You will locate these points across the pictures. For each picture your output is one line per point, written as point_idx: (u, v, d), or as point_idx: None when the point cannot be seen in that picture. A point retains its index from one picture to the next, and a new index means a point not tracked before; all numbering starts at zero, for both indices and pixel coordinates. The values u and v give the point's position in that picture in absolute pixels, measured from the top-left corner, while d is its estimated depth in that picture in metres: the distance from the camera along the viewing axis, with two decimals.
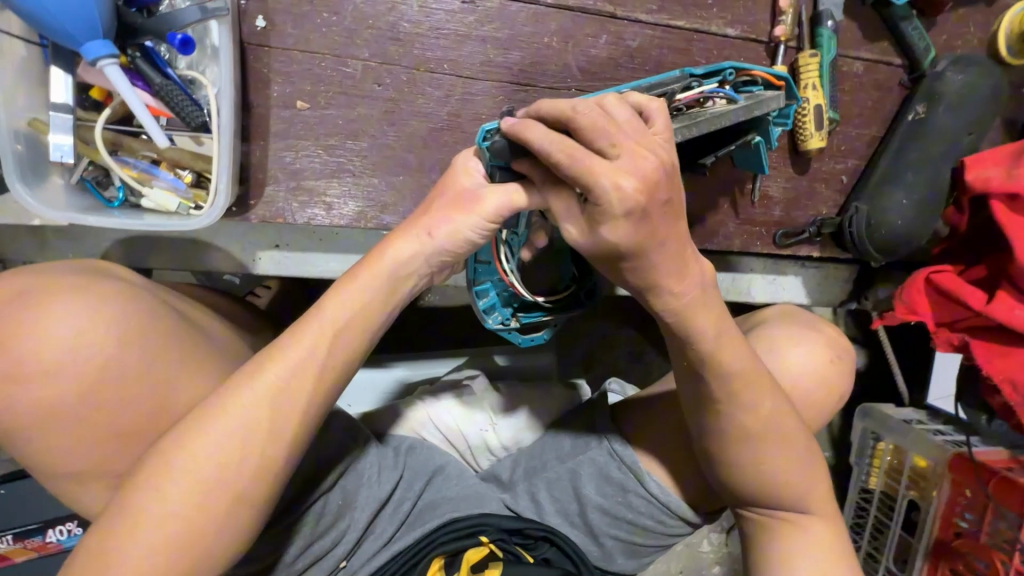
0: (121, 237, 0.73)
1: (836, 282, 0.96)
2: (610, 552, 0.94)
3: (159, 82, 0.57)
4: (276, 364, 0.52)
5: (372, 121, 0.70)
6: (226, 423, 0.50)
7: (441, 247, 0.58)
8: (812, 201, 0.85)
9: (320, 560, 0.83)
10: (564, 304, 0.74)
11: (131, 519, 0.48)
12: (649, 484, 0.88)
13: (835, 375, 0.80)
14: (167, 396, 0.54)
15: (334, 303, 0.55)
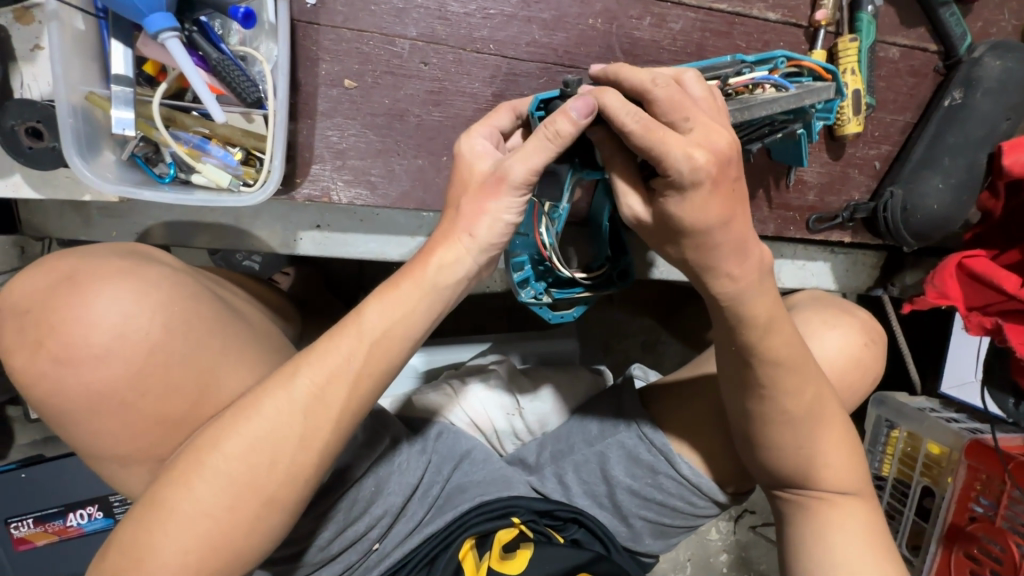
0: (164, 215, 0.73)
1: (864, 268, 0.96)
2: (639, 532, 0.95)
3: (215, 57, 0.57)
4: (317, 368, 0.54)
5: (418, 101, 0.70)
6: (264, 425, 0.53)
7: (484, 244, 0.57)
8: (844, 186, 0.86)
9: (354, 544, 0.85)
10: (599, 283, 0.74)
11: (171, 506, 0.51)
12: (681, 467, 0.88)
13: (867, 358, 0.81)
14: (208, 388, 0.57)
15: (375, 307, 0.56)
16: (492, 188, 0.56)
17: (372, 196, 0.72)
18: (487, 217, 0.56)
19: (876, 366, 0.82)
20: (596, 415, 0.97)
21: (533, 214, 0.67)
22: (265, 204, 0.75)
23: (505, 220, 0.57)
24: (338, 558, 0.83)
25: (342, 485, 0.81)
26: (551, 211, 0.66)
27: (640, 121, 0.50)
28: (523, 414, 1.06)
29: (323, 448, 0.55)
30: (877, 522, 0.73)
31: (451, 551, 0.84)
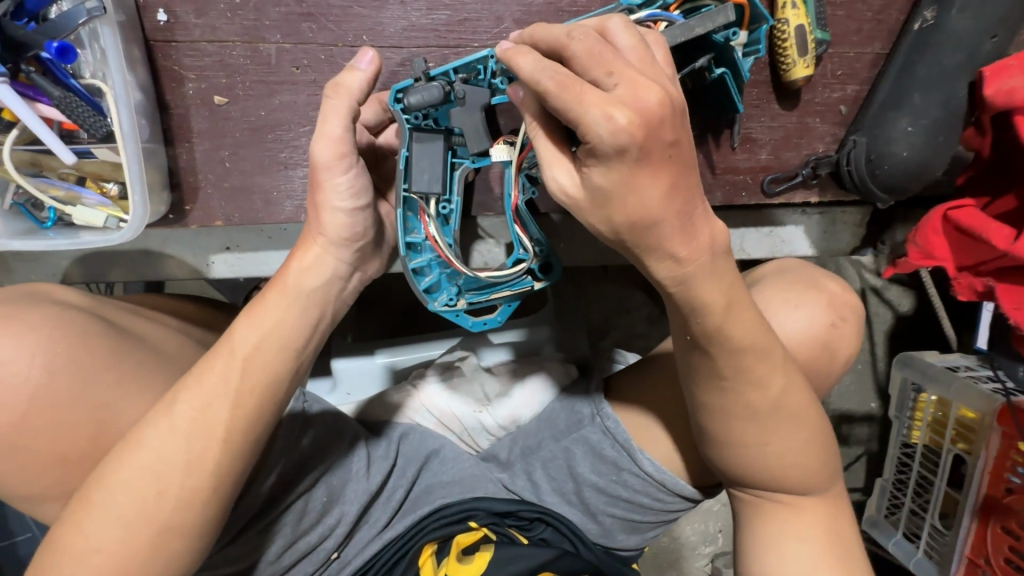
0: (76, 254, 0.73)
1: (847, 227, 0.85)
2: (610, 529, 0.88)
3: (56, 94, 0.55)
4: (195, 390, 0.52)
5: (297, 108, 0.66)
6: (147, 455, 0.50)
7: (336, 237, 0.58)
8: (804, 139, 0.74)
9: (309, 555, 0.80)
10: (518, 281, 0.67)
11: (57, 556, 0.49)
12: (644, 463, 0.80)
13: (839, 335, 0.71)
14: (107, 424, 0.53)
15: (248, 323, 0.55)
16: (319, 179, 0.56)
17: (267, 214, 0.68)
18: (329, 213, 0.57)
19: (852, 343, 0.72)
20: (564, 406, 0.89)
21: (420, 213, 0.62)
22: (170, 232, 0.73)
23: (343, 207, 0.57)
24: (294, 570, 0.79)
25: (289, 495, 0.77)
26: (441, 207, 0.63)
27: (557, 78, 0.40)
28: (492, 410, 0.97)
29: (217, 469, 0.51)
30: (839, 517, 0.66)
31: (410, 558, 0.80)
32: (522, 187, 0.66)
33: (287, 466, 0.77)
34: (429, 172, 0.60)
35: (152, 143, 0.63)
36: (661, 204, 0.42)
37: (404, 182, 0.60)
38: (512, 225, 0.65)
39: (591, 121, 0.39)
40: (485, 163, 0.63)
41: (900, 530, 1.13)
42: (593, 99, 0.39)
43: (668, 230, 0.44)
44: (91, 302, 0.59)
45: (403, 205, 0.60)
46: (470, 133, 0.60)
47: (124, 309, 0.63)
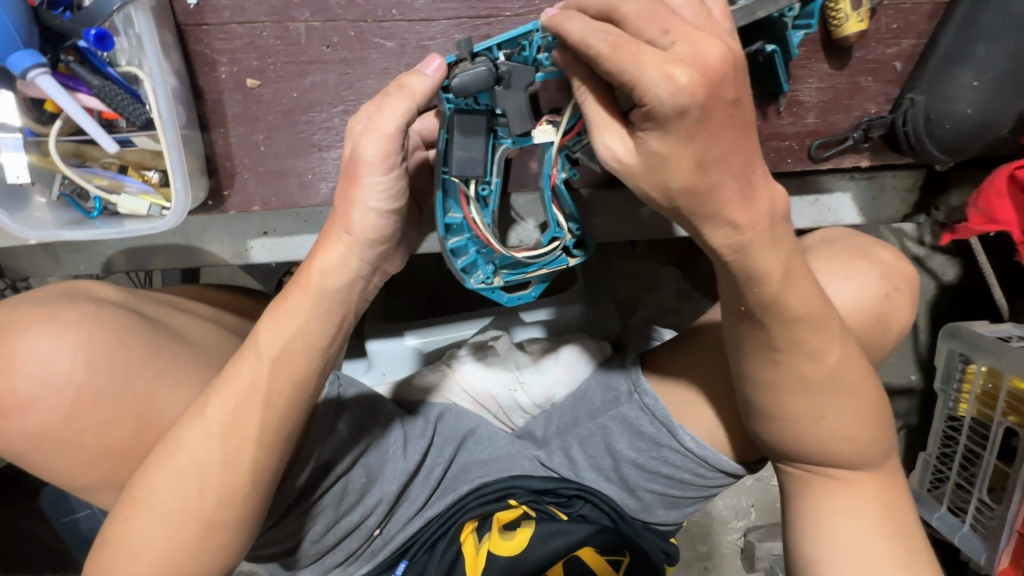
0: (119, 243, 0.75)
1: (897, 192, 0.80)
2: (650, 504, 0.88)
3: (96, 83, 0.55)
4: (227, 394, 0.54)
5: (329, 89, 0.65)
6: (186, 457, 0.53)
7: (362, 238, 0.56)
8: (855, 100, 0.70)
9: (354, 531, 0.84)
10: (552, 259, 0.66)
11: (112, 548, 0.53)
12: (684, 438, 0.79)
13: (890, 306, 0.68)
14: (151, 420, 0.56)
15: (273, 326, 0.55)
16: (356, 177, 0.54)
17: (303, 197, 0.68)
18: (356, 207, 0.55)
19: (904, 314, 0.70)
20: (599, 383, 0.88)
21: (460, 194, 0.61)
22: (209, 219, 0.74)
23: (376, 211, 0.55)
24: (338, 547, 0.83)
25: (324, 481, 0.77)
26: (480, 188, 0.61)
27: (609, 40, 0.39)
28: (527, 385, 0.96)
29: (252, 467, 0.54)
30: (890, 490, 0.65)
31: (452, 535, 0.83)
32: (560, 166, 0.64)
33: (330, 449, 0.77)
34: (471, 153, 0.58)
35: (189, 129, 0.63)
36: (715, 170, 0.41)
37: (444, 164, 0.59)
38: (550, 205, 0.64)
39: (649, 82, 0.37)
40: (526, 144, 0.61)
41: (944, 504, 1.10)
42: (650, 59, 0.37)
43: (723, 194, 0.42)
44: (129, 298, 0.62)
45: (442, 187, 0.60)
46: (512, 113, 0.59)
47: (162, 304, 0.65)
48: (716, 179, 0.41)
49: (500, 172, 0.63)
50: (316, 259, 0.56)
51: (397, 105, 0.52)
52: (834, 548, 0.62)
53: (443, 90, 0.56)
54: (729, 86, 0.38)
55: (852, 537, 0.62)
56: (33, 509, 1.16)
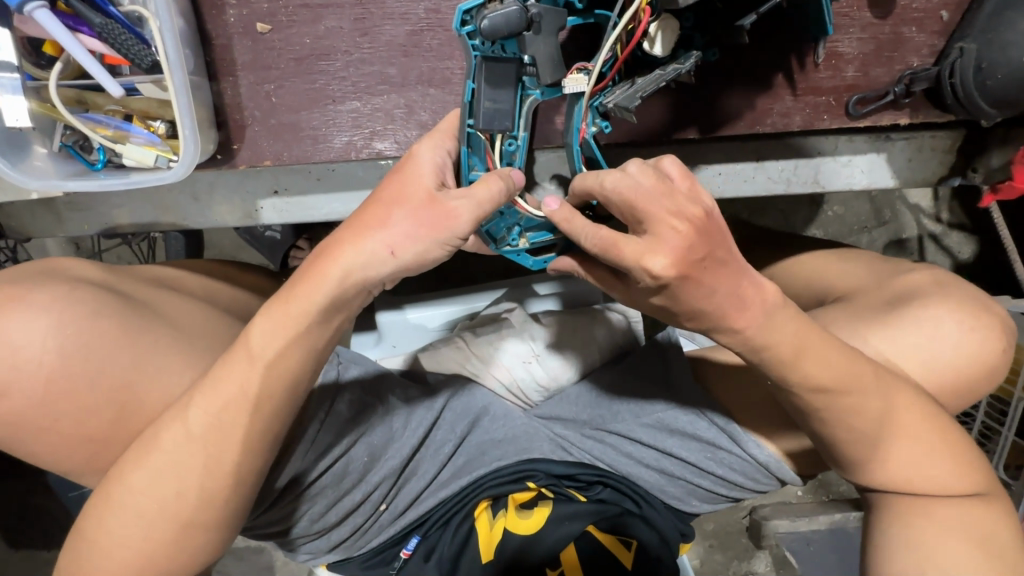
0: (122, 202, 0.72)
1: (934, 154, 0.76)
2: (686, 495, 0.87)
3: (98, 21, 0.52)
4: (221, 392, 0.51)
5: (343, 35, 0.62)
6: (168, 454, 0.52)
7: (402, 266, 0.49)
8: (897, 52, 0.67)
9: (358, 508, 0.81)
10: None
11: (91, 539, 0.52)
12: (748, 445, 0.79)
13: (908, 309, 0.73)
14: (128, 405, 0.55)
15: (264, 325, 0.51)
16: (439, 220, 0.49)
17: (316, 152, 0.65)
18: (419, 242, 0.49)
19: (954, 324, 0.71)
20: (646, 386, 0.86)
21: (487, 150, 0.58)
22: (218, 177, 0.70)
23: (435, 256, 0.50)
24: (342, 524, 0.81)
25: (318, 462, 0.74)
26: (507, 143, 0.58)
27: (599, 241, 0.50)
28: (542, 358, 0.94)
29: (234, 470, 0.53)
30: (915, 456, 0.64)
31: (466, 512, 0.83)
32: (590, 119, 0.60)
33: (330, 432, 0.74)
34: (498, 104, 0.55)
35: (197, 76, 0.60)
36: (708, 299, 0.50)
37: (470, 117, 0.55)
38: (577, 160, 0.62)
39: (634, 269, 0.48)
40: (555, 95, 0.59)
41: None
42: (631, 249, 0.48)
43: (724, 308, 0.51)
44: (110, 278, 0.61)
45: (467, 143, 0.57)
46: (542, 61, 0.55)
47: (145, 281, 0.64)
48: (716, 292, 0.49)
49: (527, 126, 0.59)
50: (341, 261, 0.49)
51: (502, 182, 0.49)
52: (905, 543, 0.64)
53: (469, 36, 0.53)
54: (696, 249, 0.47)
55: (922, 532, 0.63)
56: (42, 483, 1.15)
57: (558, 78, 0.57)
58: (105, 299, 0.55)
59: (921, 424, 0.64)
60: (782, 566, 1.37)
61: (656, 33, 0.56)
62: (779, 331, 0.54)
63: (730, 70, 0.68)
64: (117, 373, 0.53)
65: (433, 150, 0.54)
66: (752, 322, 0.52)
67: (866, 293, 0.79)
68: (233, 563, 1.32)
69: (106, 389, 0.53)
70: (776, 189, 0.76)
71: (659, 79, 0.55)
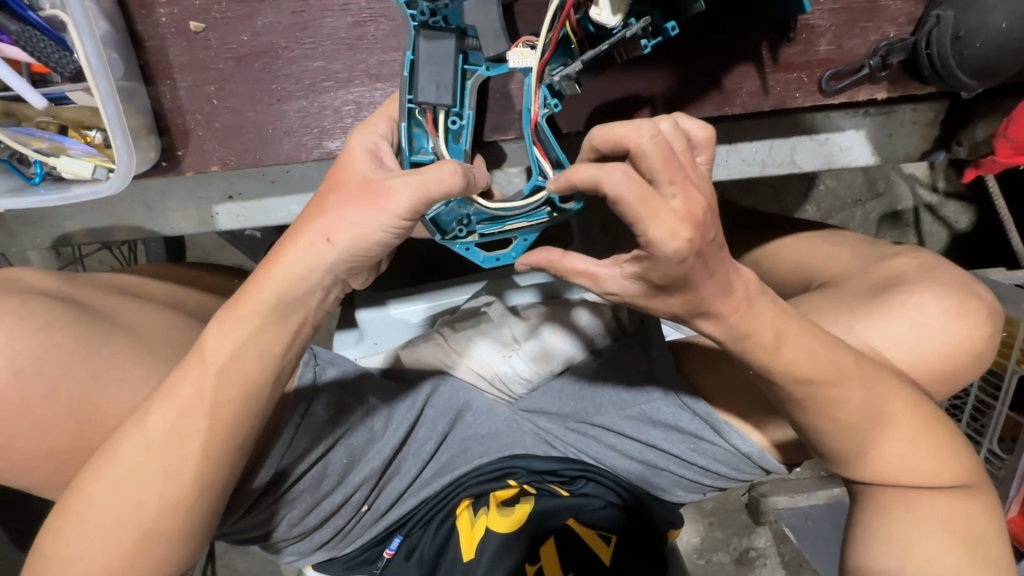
0: (73, 213, 0.70)
1: (916, 128, 0.73)
2: (671, 485, 0.86)
3: (13, 28, 0.50)
4: (178, 404, 0.51)
5: (283, 31, 0.59)
6: (121, 469, 0.51)
7: (344, 252, 0.48)
8: (870, 22, 0.64)
9: (340, 509, 0.81)
10: (535, 212, 0.61)
11: (53, 559, 0.52)
12: (731, 437, 0.77)
13: (896, 295, 0.70)
14: (80, 424, 0.54)
15: (217, 340, 0.50)
16: (375, 201, 0.47)
17: (266, 155, 0.62)
18: (353, 225, 0.47)
19: (938, 310, 0.69)
20: (623, 376, 0.83)
21: (427, 121, 0.55)
22: (169, 183, 0.68)
23: (373, 238, 0.47)
24: (322, 526, 0.80)
25: (298, 465, 0.74)
26: (450, 120, 0.55)
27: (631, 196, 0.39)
28: (523, 352, 0.89)
29: (192, 486, 0.52)
30: (897, 446, 0.62)
31: (448, 511, 0.83)
32: (542, 99, 0.56)
33: (306, 437, 0.73)
34: (437, 78, 0.53)
35: (129, 81, 0.57)
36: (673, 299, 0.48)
37: (410, 92, 0.53)
38: (532, 146, 0.57)
39: (651, 238, 0.39)
40: (502, 71, 0.56)
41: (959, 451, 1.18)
42: (664, 214, 0.39)
43: (692, 309, 0.48)
44: (65, 286, 0.60)
45: (405, 117, 0.54)
46: (484, 33, 0.53)
47: (107, 288, 0.64)
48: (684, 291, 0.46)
49: (474, 105, 0.57)
50: (280, 255, 0.48)
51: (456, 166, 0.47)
52: (882, 539, 0.63)
53: (406, 5, 0.52)
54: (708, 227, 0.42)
55: (900, 525, 0.62)
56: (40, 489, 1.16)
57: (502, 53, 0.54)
58: (55, 315, 0.54)
59: (893, 413, 0.61)
60: (783, 539, 1.37)
61: (604, 1, 0.52)
62: (735, 325, 0.51)
63: (696, 48, 0.64)
64: (70, 391, 0.53)
65: (365, 134, 0.52)
66: (722, 319, 0.50)
67: (849, 278, 0.76)
68: (238, 556, 1.34)
69: (61, 408, 0.53)
70: (750, 171, 0.72)
71: (605, 48, 0.52)
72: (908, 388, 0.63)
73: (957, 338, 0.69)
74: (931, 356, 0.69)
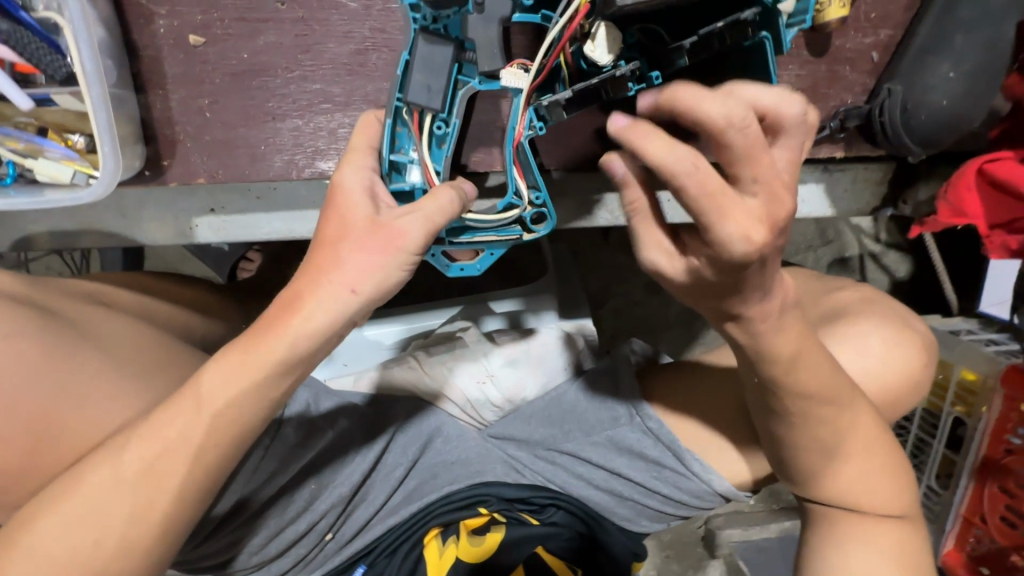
0: (41, 218, 0.67)
1: (868, 185, 0.80)
2: (636, 513, 0.86)
3: (3, 27, 0.49)
4: (154, 429, 0.49)
5: (283, 51, 0.59)
6: (84, 499, 0.47)
7: (368, 299, 0.49)
8: (832, 89, 0.70)
9: (304, 537, 0.80)
10: (506, 227, 0.61)
11: None
12: (692, 463, 0.77)
13: (841, 325, 0.75)
14: (36, 444, 0.51)
15: (210, 372, 0.49)
16: (388, 241, 0.49)
17: (254, 171, 0.62)
18: (374, 271, 0.49)
19: (879, 340, 0.74)
20: (592, 402, 0.83)
21: (413, 122, 0.56)
22: (147, 192, 0.66)
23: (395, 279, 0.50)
24: (284, 555, 0.79)
25: (265, 489, 0.74)
26: (435, 126, 0.56)
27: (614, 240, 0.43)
28: (497, 380, 0.89)
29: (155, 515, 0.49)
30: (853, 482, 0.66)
31: (415, 541, 0.80)
32: (528, 122, 0.57)
33: (274, 459, 0.75)
34: (429, 83, 0.54)
35: (120, 88, 0.56)
36: None
37: (400, 91, 0.54)
38: (511, 165, 0.58)
39: (726, 239, 0.38)
40: (493, 88, 0.57)
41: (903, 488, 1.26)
42: (734, 212, 0.37)
43: None
44: (32, 291, 0.58)
45: (391, 115, 0.54)
46: (482, 47, 0.55)
47: (77, 297, 0.62)
48: None
49: (461, 115, 0.58)
50: (306, 305, 0.49)
51: (450, 194, 0.51)
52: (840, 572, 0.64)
53: (410, 9, 0.53)
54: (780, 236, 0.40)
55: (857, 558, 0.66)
56: None
57: (496, 69, 0.55)
58: (19, 325, 0.52)
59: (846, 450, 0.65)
60: None
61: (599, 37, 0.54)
62: None
63: None
64: (30, 405, 0.50)
65: (359, 171, 0.54)
66: None
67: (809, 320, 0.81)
68: None
69: (12, 433, 0.50)
70: None
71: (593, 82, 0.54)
72: (875, 416, 0.65)
73: (904, 381, 0.75)
74: (880, 396, 0.74)
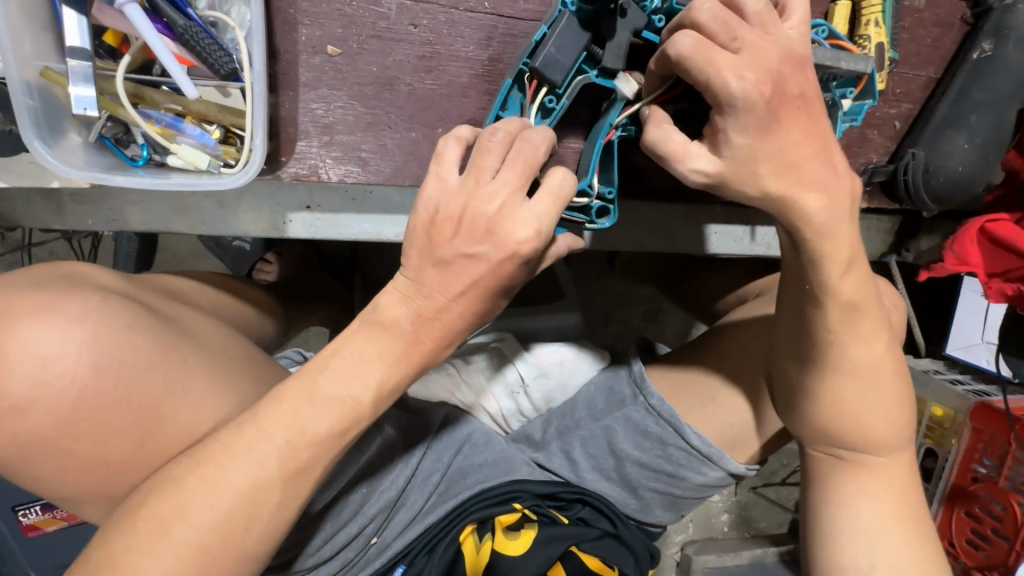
0: (139, 200, 0.68)
1: (878, 233, 0.92)
2: (649, 504, 0.89)
3: (181, 23, 0.53)
4: (281, 411, 0.51)
5: (406, 68, 0.65)
6: (220, 480, 0.50)
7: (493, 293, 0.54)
8: (863, 148, 0.81)
9: (352, 540, 0.80)
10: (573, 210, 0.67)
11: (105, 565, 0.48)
12: (691, 437, 0.81)
13: None
14: (158, 415, 0.52)
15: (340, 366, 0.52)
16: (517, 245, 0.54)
17: (365, 175, 0.67)
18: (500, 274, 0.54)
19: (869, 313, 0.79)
20: (600, 386, 0.89)
21: (530, 84, 0.62)
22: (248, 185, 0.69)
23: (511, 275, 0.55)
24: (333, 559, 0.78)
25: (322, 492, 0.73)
26: (547, 99, 0.61)
27: None
28: (527, 390, 0.92)
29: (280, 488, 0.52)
30: None
31: (452, 538, 0.78)
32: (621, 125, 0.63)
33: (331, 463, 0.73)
34: (559, 55, 0.59)
35: None
36: None
37: (529, 56, 0.60)
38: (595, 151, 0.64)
39: (721, 81, 0.48)
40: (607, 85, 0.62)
41: None
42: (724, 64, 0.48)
43: None
44: (127, 288, 0.60)
45: (515, 74, 0.62)
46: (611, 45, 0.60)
47: (160, 293, 0.64)
48: None
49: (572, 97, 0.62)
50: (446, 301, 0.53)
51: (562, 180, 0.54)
52: (846, 533, 0.64)
53: None
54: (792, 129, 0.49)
55: None
56: None
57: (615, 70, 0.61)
58: (133, 317, 0.54)
59: None
60: None
61: None
62: None
63: None
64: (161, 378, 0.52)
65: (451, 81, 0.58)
66: None
67: None
68: None
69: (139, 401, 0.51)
70: (760, 250, 0.89)
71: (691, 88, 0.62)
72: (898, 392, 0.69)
73: None
74: None
